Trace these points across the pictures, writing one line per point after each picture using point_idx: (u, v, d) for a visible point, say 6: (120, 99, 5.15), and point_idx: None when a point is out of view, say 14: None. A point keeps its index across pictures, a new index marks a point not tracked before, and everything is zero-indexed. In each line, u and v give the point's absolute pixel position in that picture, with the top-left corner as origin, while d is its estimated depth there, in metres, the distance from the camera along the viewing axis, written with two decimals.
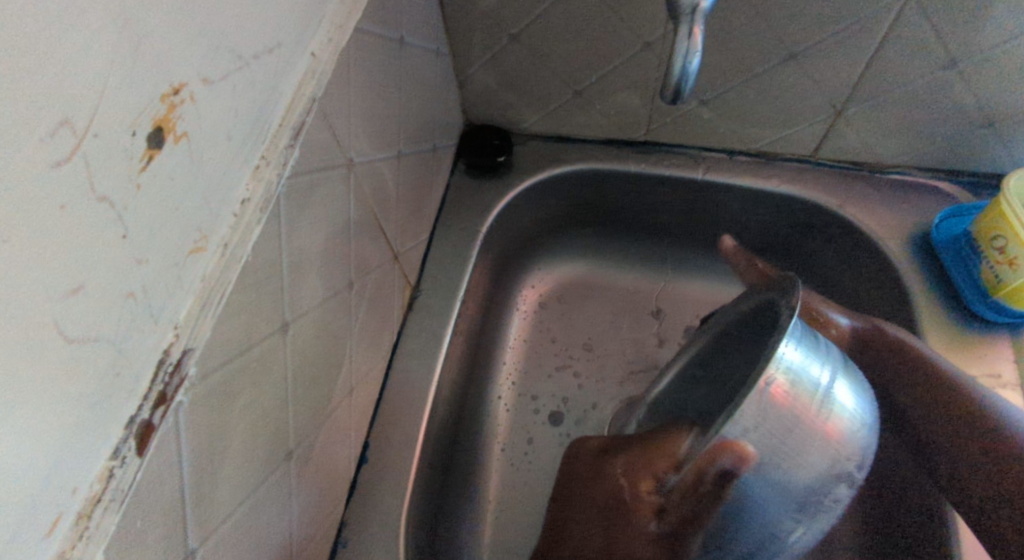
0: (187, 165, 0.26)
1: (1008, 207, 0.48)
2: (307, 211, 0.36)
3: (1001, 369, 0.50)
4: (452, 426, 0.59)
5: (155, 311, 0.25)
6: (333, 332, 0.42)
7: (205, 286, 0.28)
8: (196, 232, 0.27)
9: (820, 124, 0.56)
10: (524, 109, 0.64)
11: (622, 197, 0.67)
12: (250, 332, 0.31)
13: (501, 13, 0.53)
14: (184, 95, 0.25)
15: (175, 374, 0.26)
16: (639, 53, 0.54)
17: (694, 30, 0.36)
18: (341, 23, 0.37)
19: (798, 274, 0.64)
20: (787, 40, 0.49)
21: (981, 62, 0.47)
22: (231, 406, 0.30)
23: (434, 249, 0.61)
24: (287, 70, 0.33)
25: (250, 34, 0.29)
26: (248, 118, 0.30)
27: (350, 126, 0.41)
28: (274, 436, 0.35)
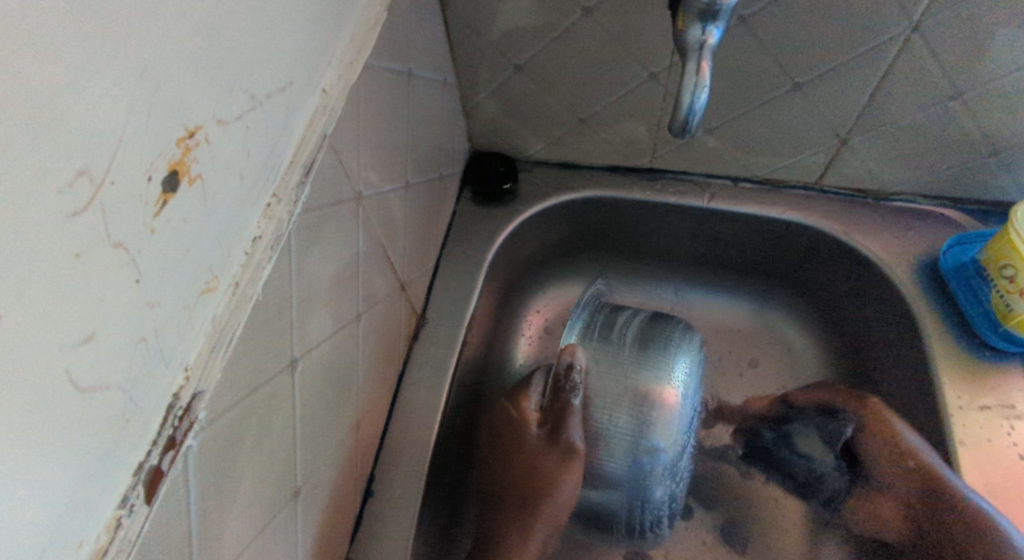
0: (201, 206, 0.26)
1: (1016, 236, 0.48)
2: (316, 247, 0.36)
3: (1015, 400, 0.50)
4: (458, 456, 0.58)
5: (166, 355, 0.25)
6: (341, 366, 0.41)
7: (216, 326, 0.27)
8: (207, 272, 0.27)
9: (825, 152, 0.57)
10: (529, 137, 0.64)
11: (627, 223, 0.67)
12: (260, 371, 0.31)
13: (508, 45, 0.54)
14: (199, 138, 0.25)
15: (185, 419, 0.25)
16: (644, 83, 0.54)
17: (702, 65, 0.36)
18: (351, 60, 0.38)
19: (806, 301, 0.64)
20: (792, 71, 0.49)
21: (986, 92, 0.47)
22: (240, 448, 0.30)
23: (440, 277, 0.61)
24: (299, 108, 0.33)
25: (263, 74, 0.29)
26: (261, 157, 0.30)
27: (359, 160, 0.41)
28: (282, 474, 0.35)
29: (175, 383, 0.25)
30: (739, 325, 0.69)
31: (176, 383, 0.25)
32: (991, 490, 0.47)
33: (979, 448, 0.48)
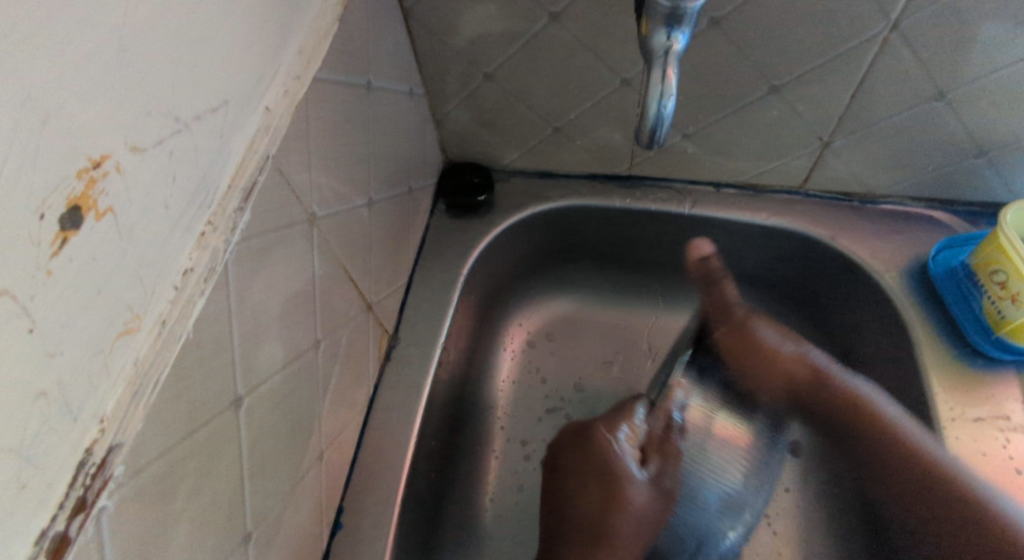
0: (113, 242, 0.23)
1: (1006, 240, 0.46)
2: (261, 275, 0.34)
3: (1010, 410, 0.48)
4: (436, 481, 0.56)
5: (73, 408, 0.22)
6: (298, 397, 0.39)
7: (137, 370, 0.25)
8: (126, 312, 0.25)
9: (807, 155, 0.55)
10: (503, 147, 0.62)
11: (608, 232, 0.65)
12: (195, 414, 0.29)
13: (476, 53, 0.51)
14: (107, 168, 0.23)
15: (98, 476, 0.23)
16: (617, 89, 0.52)
17: (668, 71, 0.34)
18: (299, 75, 0.36)
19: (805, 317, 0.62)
20: (769, 73, 0.47)
21: (970, 92, 0.45)
22: (172, 499, 0.28)
23: (413, 294, 0.59)
24: (237, 128, 0.31)
25: (188, 94, 0.27)
26: (190, 183, 0.28)
27: (313, 179, 0.39)
28: (229, 519, 0.33)
29: (86, 437, 0.23)
30: None
31: (89, 437, 0.23)
32: None
33: (976, 462, 0.46)
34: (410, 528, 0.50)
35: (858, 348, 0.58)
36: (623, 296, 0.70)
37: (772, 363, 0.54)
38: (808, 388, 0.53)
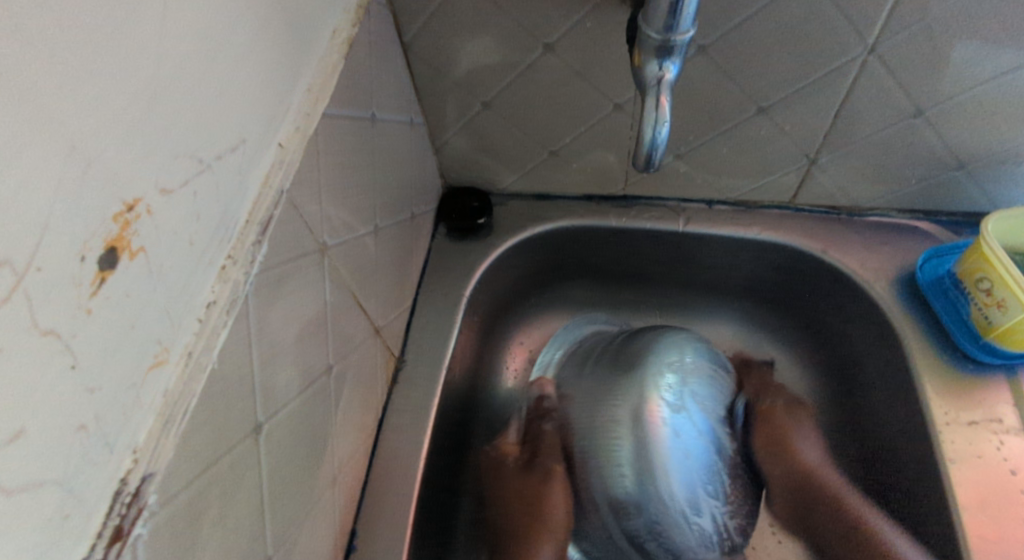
0: (145, 279, 0.25)
1: (987, 248, 0.48)
2: (278, 305, 0.35)
3: (1002, 413, 0.49)
4: (445, 502, 0.56)
5: (110, 440, 0.23)
6: (313, 422, 0.40)
7: (167, 401, 0.26)
8: (156, 345, 0.26)
9: (795, 172, 0.57)
10: (501, 171, 0.64)
11: (605, 250, 0.67)
12: (220, 442, 0.30)
13: (473, 83, 0.53)
14: (140, 211, 0.24)
15: (133, 505, 0.24)
16: (610, 114, 0.54)
17: (660, 99, 0.36)
18: (309, 112, 0.37)
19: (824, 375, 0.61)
20: (755, 96, 0.49)
21: (947, 108, 0.47)
22: (200, 527, 0.28)
23: (417, 317, 0.60)
24: (253, 165, 0.33)
25: (210, 136, 0.28)
26: (212, 220, 0.29)
27: (323, 211, 0.40)
28: (251, 545, 0.33)
29: (121, 467, 0.24)
30: (724, 347, 0.68)
31: (123, 468, 0.24)
32: (988, 508, 0.45)
33: (973, 464, 0.47)
34: (422, 549, 0.51)
35: (851, 356, 0.59)
36: (622, 312, 0.71)
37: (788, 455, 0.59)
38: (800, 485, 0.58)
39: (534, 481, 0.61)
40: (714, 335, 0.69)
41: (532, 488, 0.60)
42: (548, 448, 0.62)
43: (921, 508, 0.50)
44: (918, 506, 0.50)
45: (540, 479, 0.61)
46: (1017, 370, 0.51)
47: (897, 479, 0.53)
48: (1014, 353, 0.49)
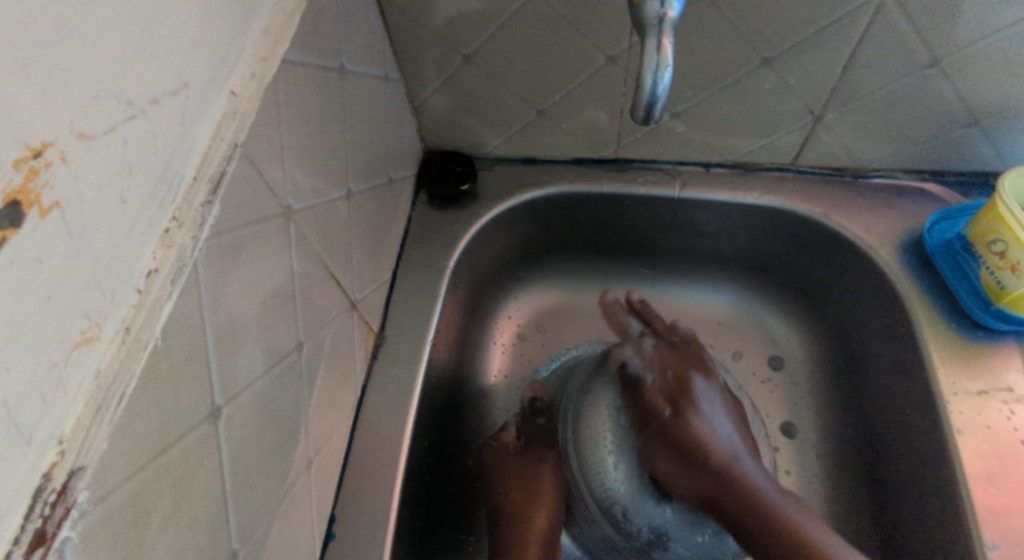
0: (63, 242, 0.21)
1: (1004, 209, 0.45)
2: (235, 274, 0.31)
3: (1011, 381, 0.47)
4: (430, 484, 0.54)
5: (26, 429, 0.20)
6: (282, 402, 0.37)
7: (99, 384, 0.23)
8: (84, 319, 0.22)
9: (798, 131, 0.54)
10: (485, 133, 0.60)
11: (596, 218, 0.63)
12: (168, 429, 0.26)
13: (453, 34, 0.49)
14: (51, 158, 0.20)
15: (59, 505, 0.20)
16: (603, 68, 0.50)
17: (663, 42, 0.32)
18: (265, 56, 0.33)
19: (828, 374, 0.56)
20: (760, 45, 0.46)
21: (965, 57, 0.44)
22: (148, 524, 0.25)
23: (397, 290, 0.56)
24: (200, 114, 0.28)
25: (141, 74, 0.24)
26: (149, 175, 0.25)
27: (286, 170, 0.36)
28: (212, 539, 0.30)
29: (44, 461, 0.20)
30: (718, 318, 0.66)
31: (46, 461, 0.20)
32: (997, 480, 0.43)
33: (980, 436, 0.45)
34: (407, 534, 0.48)
35: (853, 325, 0.57)
36: (614, 283, 0.68)
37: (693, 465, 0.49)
38: (711, 495, 0.49)
39: (529, 463, 0.58)
40: (710, 305, 0.66)
41: (528, 468, 0.57)
42: (541, 437, 0.59)
43: (924, 484, 0.48)
44: (920, 482, 0.48)
45: (535, 460, 0.58)
46: None
47: (898, 454, 0.51)
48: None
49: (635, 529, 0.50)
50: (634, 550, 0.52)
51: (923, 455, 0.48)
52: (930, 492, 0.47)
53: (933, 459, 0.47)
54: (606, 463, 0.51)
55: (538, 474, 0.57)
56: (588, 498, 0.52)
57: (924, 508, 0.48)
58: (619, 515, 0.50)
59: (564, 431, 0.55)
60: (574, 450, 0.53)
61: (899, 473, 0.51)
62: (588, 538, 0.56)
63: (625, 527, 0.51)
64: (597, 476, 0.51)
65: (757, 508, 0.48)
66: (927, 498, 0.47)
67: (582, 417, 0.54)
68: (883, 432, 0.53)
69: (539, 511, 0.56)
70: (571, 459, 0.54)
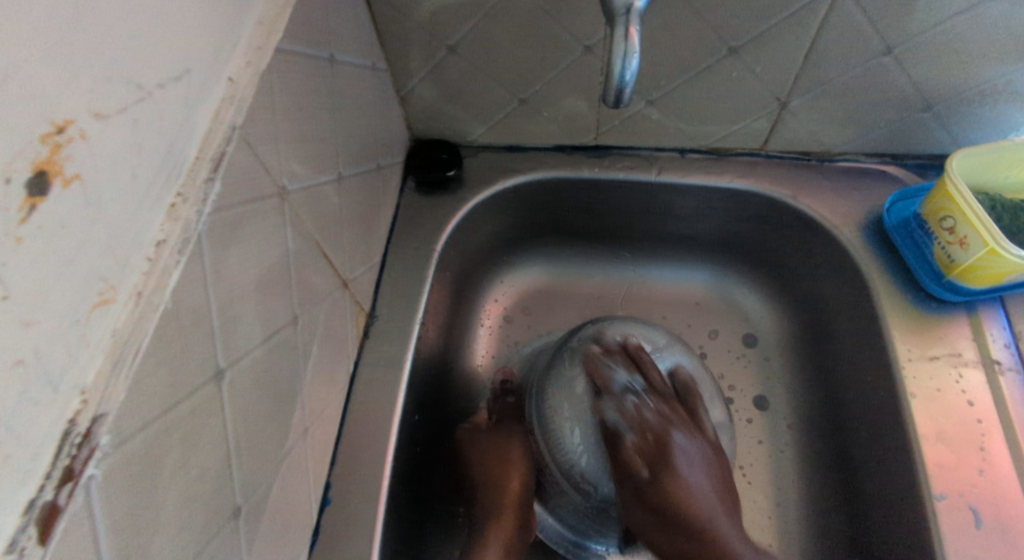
0: (83, 210, 0.23)
1: (952, 188, 0.49)
2: (234, 248, 0.33)
3: (962, 348, 0.51)
4: (420, 455, 0.57)
5: (54, 378, 0.22)
6: (280, 371, 0.39)
7: (116, 341, 0.25)
8: (101, 282, 0.24)
9: (766, 117, 0.57)
10: (470, 121, 0.62)
11: (578, 202, 0.66)
12: (176, 386, 0.28)
13: (437, 25, 0.51)
14: (72, 134, 0.22)
15: (84, 446, 0.23)
16: (580, 57, 0.53)
17: (630, 31, 0.35)
18: (261, 45, 0.35)
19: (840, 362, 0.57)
20: (727, 35, 0.48)
21: (917, 45, 0.47)
22: (160, 471, 0.28)
23: (387, 272, 0.59)
24: (201, 97, 0.31)
25: (150, 60, 0.26)
26: (157, 153, 0.27)
27: (281, 153, 0.39)
28: (217, 492, 0.33)
29: (68, 409, 0.23)
30: (695, 298, 0.69)
31: (70, 408, 0.23)
32: (945, 438, 0.47)
33: (931, 398, 0.48)
34: (399, 502, 0.51)
35: (819, 300, 0.61)
36: (596, 266, 0.71)
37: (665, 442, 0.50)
38: (657, 474, 0.49)
39: (500, 435, 0.60)
40: (688, 286, 0.69)
41: (499, 444, 0.59)
42: (511, 413, 0.61)
43: (883, 445, 0.51)
44: (878, 445, 0.52)
45: (505, 435, 0.60)
46: (977, 307, 0.52)
47: (860, 422, 0.54)
48: (974, 291, 0.51)
49: (594, 488, 0.52)
50: (594, 510, 0.54)
51: (881, 419, 0.52)
52: (888, 453, 0.50)
53: (889, 421, 0.50)
54: (566, 431, 0.53)
55: (508, 448, 0.59)
56: (555, 467, 0.54)
57: (882, 469, 0.51)
58: (577, 476, 0.53)
59: (531, 404, 0.58)
60: (538, 425, 0.55)
61: (860, 437, 0.54)
62: (567, 511, 0.58)
63: (585, 489, 0.53)
64: (559, 443, 0.53)
65: (709, 536, 0.48)
66: (885, 458, 0.51)
67: (545, 393, 0.56)
68: (846, 400, 0.56)
69: (507, 479, 0.57)
70: (537, 428, 0.56)
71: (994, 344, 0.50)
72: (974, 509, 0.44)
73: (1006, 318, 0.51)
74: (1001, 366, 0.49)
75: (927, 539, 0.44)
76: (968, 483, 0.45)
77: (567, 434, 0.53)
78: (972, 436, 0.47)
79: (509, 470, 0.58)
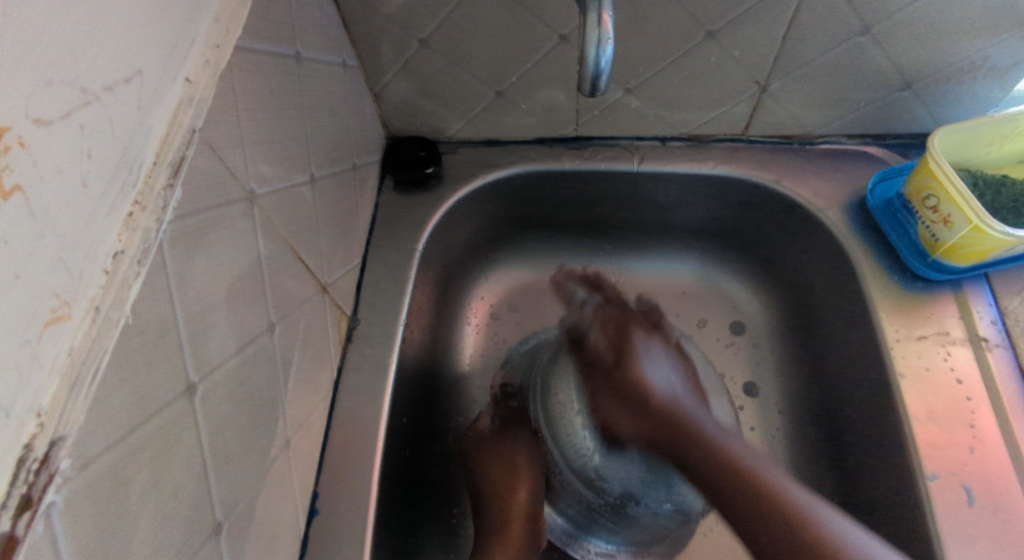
0: (26, 222, 0.22)
1: (934, 165, 0.48)
2: (201, 256, 0.32)
3: (949, 326, 0.51)
4: (412, 455, 0.56)
5: (4, 403, 0.21)
6: (257, 381, 0.38)
7: (72, 361, 0.24)
8: (53, 298, 0.23)
9: (746, 101, 0.56)
10: (447, 117, 0.61)
11: (561, 195, 0.65)
12: (144, 403, 0.27)
13: (407, 18, 0.50)
14: (10, 142, 0.21)
15: (43, 472, 0.22)
16: (555, 47, 0.51)
17: (604, 16, 0.34)
18: (219, 43, 0.34)
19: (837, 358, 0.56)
20: (703, 19, 0.47)
21: (893, 23, 0.47)
22: (131, 492, 0.26)
23: (368, 274, 0.58)
24: (156, 100, 0.29)
25: (93, 61, 0.25)
26: (109, 160, 0.26)
27: (247, 156, 0.37)
28: (195, 511, 0.31)
29: (23, 433, 0.21)
30: (683, 288, 0.68)
31: (26, 432, 0.21)
32: (936, 417, 0.47)
33: (920, 378, 0.48)
34: (388, 508, 0.50)
35: (804, 284, 0.60)
36: (582, 260, 0.70)
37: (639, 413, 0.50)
38: (669, 432, 0.48)
39: (506, 441, 0.59)
40: (674, 276, 0.69)
41: (505, 448, 0.59)
42: (514, 416, 0.61)
43: (873, 427, 0.51)
44: (869, 427, 0.52)
45: (511, 439, 0.59)
46: (962, 285, 0.52)
47: (850, 403, 0.54)
48: (959, 268, 0.50)
49: (608, 486, 0.52)
50: (609, 507, 0.54)
51: (871, 401, 0.52)
52: (879, 435, 0.50)
53: (879, 402, 0.50)
54: (578, 430, 0.53)
55: (515, 454, 0.59)
56: (566, 468, 0.55)
57: (874, 450, 0.51)
58: (592, 473, 0.53)
59: (536, 407, 0.58)
60: (546, 425, 0.56)
61: (850, 419, 0.54)
62: (572, 508, 0.58)
63: (599, 486, 0.53)
64: (571, 443, 0.53)
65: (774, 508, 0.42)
66: (876, 440, 0.51)
67: (551, 390, 0.56)
68: (836, 383, 0.56)
69: (516, 488, 0.57)
70: (546, 428, 0.56)
71: (981, 321, 0.50)
72: (966, 487, 0.44)
73: (992, 295, 0.51)
74: (989, 343, 0.49)
75: (922, 519, 0.44)
76: (959, 462, 0.45)
77: (588, 432, 0.52)
78: (963, 415, 0.46)
79: (517, 479, 0.58)
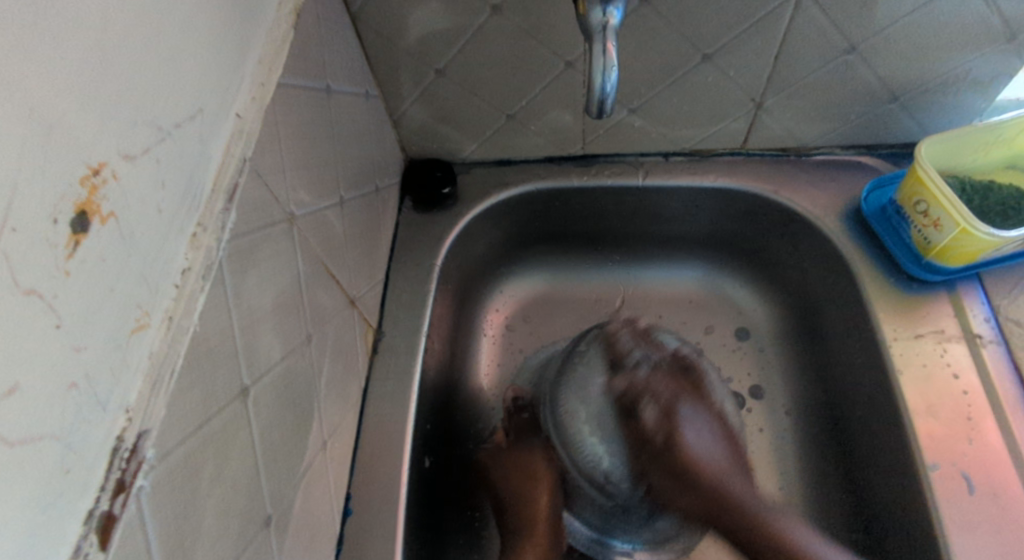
0: (117, 243, 0.25)
1: (922, 174, 0.51)
2: (252, 272, 0.36)
3: (944, 325, 0.53)
4: (436, 461, 0.59)
5: (102, 398, 0.24)
6: (298, 387, 0.41)
7: (152, 364, 0.27)
8: (137, 309, 0.26)
9: (743, 118, 0.59)
10: (461, 140, 0.65)
11: (570, 210, 0.68)
12: (208, 403, 0.30)
13: (425, 51, 0.54)
14: (106, 175, 0.24)
15: (132, 459, 0.25)
16: (562, 73, 0.55)
17: (607, 46, 0.38)
18: (263, 82, 0.38)
19: (834, 358, 0.59)
20: (699, 43, 0.51)
21: (877, 42, 0.50)
22: (198, 484, 0.29)
23: (391, 289, 0.61)
24: (213, 133, 0.33)
25: (166, 104, 0.29)
26: (178, 189, 0.30)
27: (287, 182, 0.41)
28: (249, 504, 0.34)
29: (116, 427, 0.25)
30: (690, 296, 0.71)
31: (118, 426, 0.25)
32: (934, 410, 0.49)
33: (918, 374, 0.51)
34: (416, 507, 0.53)
35: (806, 289, 0.63)
36: (592, 272, 0.73)
37: (688, 488, 0.54)
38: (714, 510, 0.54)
39: (521, 451, 0.62)
40: (680, 284, 0.72)
41: (518, 457, 0.62)
42: (528, 425, 0.63)
43: (875, 422, 0.53)
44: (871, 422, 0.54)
45: (524, 449, 0.62)
46: (956, 286, 0.54)
47: (852, 400, 0.57)
48: (951, 269, 0.53)
49: (618, 489, 0.55)
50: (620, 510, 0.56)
51: (871, 397, 0.54)
52: (880, 430, 0.53)
53: (879, 398, 0.53)
54: (585, 436, 0.54)
55: (531, 463, 0.61)
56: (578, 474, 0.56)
57: (876, 445, 0.53)
58: (602, 477, 0.54)
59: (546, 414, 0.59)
60: (556, 434, 0.56)
61: (854, 417, 0.56)
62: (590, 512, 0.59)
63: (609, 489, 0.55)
64: (581, 448, 0.54)
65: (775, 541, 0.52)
66: (878, 434, 0.53)
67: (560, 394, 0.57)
68: (839, 382, 0.59)
69: (535, 500, 0.59)
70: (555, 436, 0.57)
71: (975, 319, 0.52)
72: (964, 476, 0.46)
73: (985, 294, 0.53)
74: (983, 339, 0.51)
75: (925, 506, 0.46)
76: (956, 452, 0.47)
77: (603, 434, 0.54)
78: (960, 407, 0.49)
79: (534, 489, 0.60)
